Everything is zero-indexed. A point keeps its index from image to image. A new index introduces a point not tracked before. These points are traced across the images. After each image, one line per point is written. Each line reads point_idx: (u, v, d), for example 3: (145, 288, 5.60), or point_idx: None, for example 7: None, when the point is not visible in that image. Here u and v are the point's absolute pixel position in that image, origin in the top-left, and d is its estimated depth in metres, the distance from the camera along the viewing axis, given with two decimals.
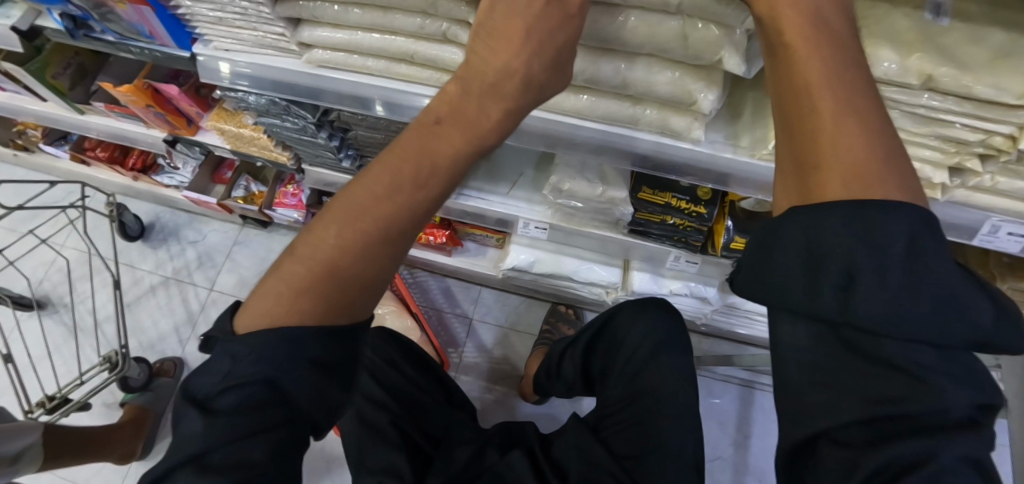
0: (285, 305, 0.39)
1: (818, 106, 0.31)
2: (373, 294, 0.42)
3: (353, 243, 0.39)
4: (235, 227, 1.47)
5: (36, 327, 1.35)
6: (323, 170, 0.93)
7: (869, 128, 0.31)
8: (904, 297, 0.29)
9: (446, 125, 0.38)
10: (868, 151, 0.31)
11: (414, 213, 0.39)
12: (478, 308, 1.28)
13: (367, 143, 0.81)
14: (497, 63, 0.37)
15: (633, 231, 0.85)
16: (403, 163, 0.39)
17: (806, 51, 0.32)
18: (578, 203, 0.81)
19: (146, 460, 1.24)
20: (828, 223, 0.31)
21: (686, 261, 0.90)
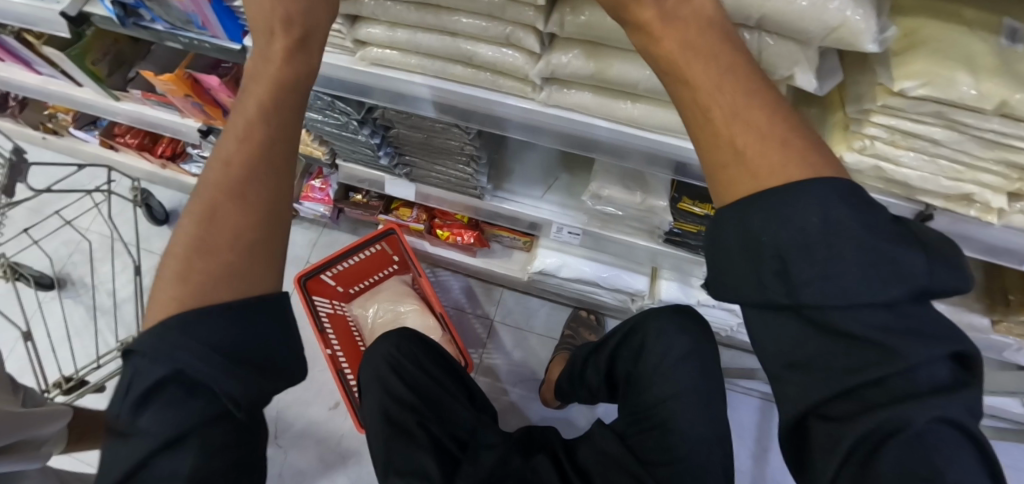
0: (161, 300, 0.35)
1: (711, 112, 0.32)
2: (259, 262, 0.37)
3: (207, 214, 0.37)
4: None
5: (58, 309, 1.35)
6: (354, 166, 0.91)
7: (759, 120, 0.32)
8: (828, 270, 0.29)
9: (255, 85, 0.40)
10: (765, 141, 0.32)
11: (253, 160, 0.38)
12: (498, 309, 1.28)
13: (408, 142, 0.78)
14: (262, 17, 0.41)
15: (670, 241, 0.85)
16: (233, 130, 0.39)
17: (691, 65, 0.33)
18: (616, 210, 0.80)
19: None
20: (757, 209, 0.31)
21: None
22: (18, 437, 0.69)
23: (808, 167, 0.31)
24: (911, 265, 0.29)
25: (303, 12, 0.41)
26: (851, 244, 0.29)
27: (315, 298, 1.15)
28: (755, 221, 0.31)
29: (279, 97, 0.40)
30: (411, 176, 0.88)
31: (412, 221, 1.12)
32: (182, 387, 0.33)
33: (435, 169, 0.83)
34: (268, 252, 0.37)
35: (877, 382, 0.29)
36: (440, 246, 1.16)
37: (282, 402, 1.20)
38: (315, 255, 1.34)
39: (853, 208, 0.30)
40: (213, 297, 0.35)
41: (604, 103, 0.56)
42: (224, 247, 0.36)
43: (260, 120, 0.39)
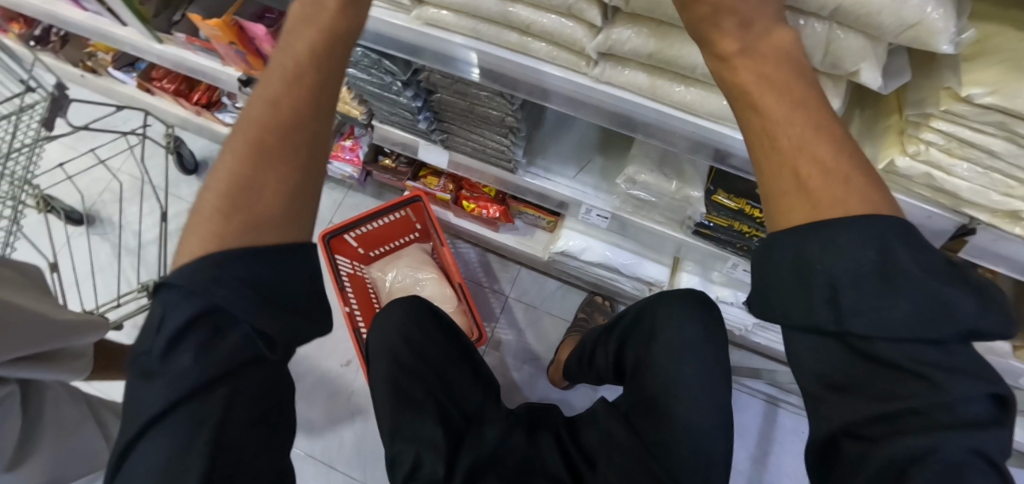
0: (198, 235, 0.36)
1: (778, 143, 0.34)
2: (296, 209, 0.37)
3: (247, 152, 0.37)
4: None
5: (85, 245, 1.38)
6: (390, 128, 0.91)
7: (826, 153, 0.34)
8: (879, 306, 0.31)
9: (303, 31, 0.41)
10: (828, 173, 0.33)
11: (299, 105, 0.39)
12: (515, 286, 1.29)
13: (452, 108, 0.78)
14: None
15: (699, 234, 0.85)
16: (279, 75, 0.40)
17: (764, 97, 0.35)
18: (650, 196, 0.80)
19: None
20: (808, 241, 0.33)
21: (743, 270, 0.90)
22: (62, 343, 0.72)
23: (865, 200, 0.33)
24: (959, 302, 0.30)
25: None
26: (896, 273, 0.31)
27: (338, 257, 1.17)
28: (813, 247, 0.33)
29: (326, 46, 0.41)
30: (447, 145, 0.88)
31: (439, 190, 1.13)
32: (214, 327, 0.34)
33: (472, 138, 0.83)
34: (305, 195, 0.38)
35: (917, 411, 0.30)
36: (464, 218, 1.16)
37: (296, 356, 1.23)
38: (338, 215, 1.35)
39: (911, 249, 0.31)
40: (256, 242, 0.36)
41: (659, 83, 0.56)
42: (264, 188, 0.37)
43: (308, 67, 0.40)
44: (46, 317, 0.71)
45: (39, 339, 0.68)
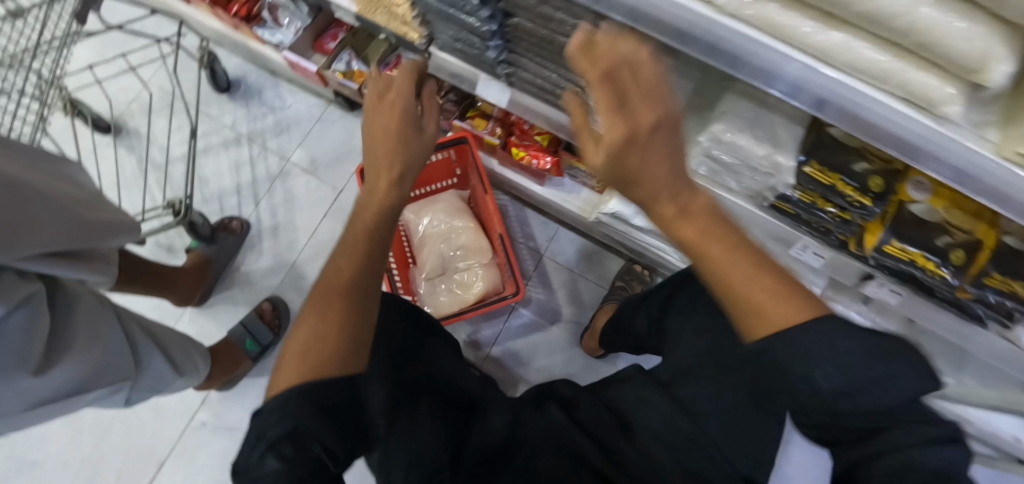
0: (284, 376, 0.39)
1: (730, 284, 0.34)
2: (352, 349, 0.40)
3: (318, 308, 0.41)
4: (321, 101, 1.34)
5: (112, 157, 1.33)
6: (449, 56, 0.83)
7: (773, 283, 0.34)
8: (859, 381, 0.33)
9: (360, 217, 0.49)
10: (770, 295, 0.34)
11: (360, 266, 0.44)
12: (551, 246, 1.23)
13: (527, 37, 0.69)
14: (376, 152, 0.51)
15: (776, 208, 0.78)
16: (344, 251, 0.46)
17: (714, 250, 0.34)
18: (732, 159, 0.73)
19: (200, 309, 1.22)
20: (776, 349, 0.34)
21: (814, 253, 0.83)
22: (86, 246, 0.69)
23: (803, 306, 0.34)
24: (907, 382, 0.33)
25: (408, 148, 0.51)
26: (861, 357, 0.33)
27: None
28: (782, 355, 0.33)
29: (382, 223, 0.48)
30: (511, 83, 0.81)
31: (488, 133, 1.05)
32: (293, 444, 0.37)
33: (541, 73, 0.75)
34: (362, 328, 0.41)
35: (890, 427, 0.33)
36: (510, 168, 1.10)
37: None
38: None
39: (862, 332, 0.34)
40: (326, 375, 0.38)
41: (775, 16, 0.44)
42: (328, 336, 0.40)
43: (364, 239, 0.47)
44: (71, 217, 0.68)
45: (63, 238, 0.65)
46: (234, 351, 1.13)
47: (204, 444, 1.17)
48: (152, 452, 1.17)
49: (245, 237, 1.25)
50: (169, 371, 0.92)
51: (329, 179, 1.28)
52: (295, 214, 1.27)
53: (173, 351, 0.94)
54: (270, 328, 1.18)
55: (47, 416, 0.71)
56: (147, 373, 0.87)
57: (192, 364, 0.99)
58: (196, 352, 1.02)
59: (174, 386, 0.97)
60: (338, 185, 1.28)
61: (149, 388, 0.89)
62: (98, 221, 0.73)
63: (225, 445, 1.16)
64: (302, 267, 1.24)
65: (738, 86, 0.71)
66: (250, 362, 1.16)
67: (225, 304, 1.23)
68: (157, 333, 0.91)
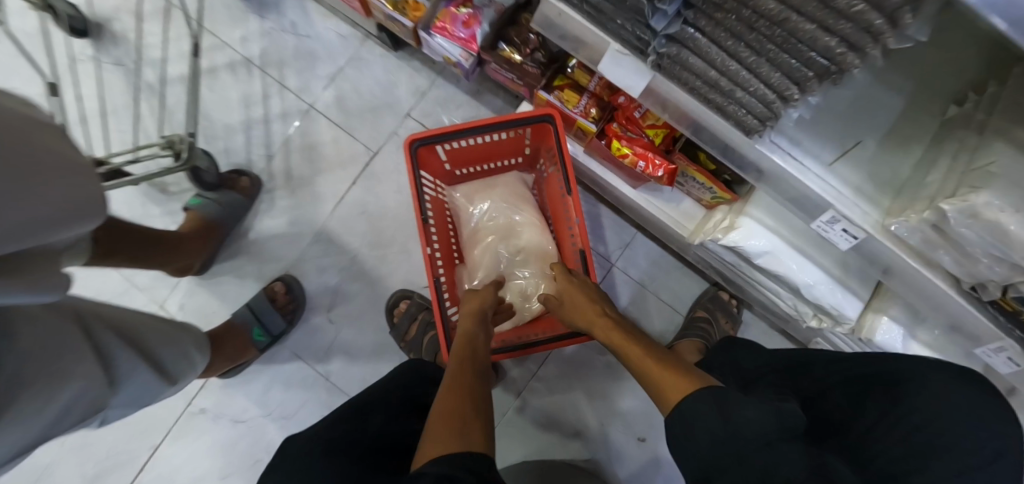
0: (432, 448, 0.51)
1: (653, 375, 0.61)
2: (470, 423, 0.55)
3: (451, 395, 0.60)
4: (356, 33, 1.06)
5: (93, 70, 1.06)
6: (568, 11, 0.56)
7: (675, 375, 0.58)
8: (733, 437, 0.48)
9: (459, 338, 0.74)
10: (678, 380, 0.57)
11: (465, 366, 0.66)
12: (624, 256, 1.02)
13: (730, 12, 0.43)
14: (467, 305, 0.81)
15: (996, 303, 0.57)
16: (454, 365, 0.68)
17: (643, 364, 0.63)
18: (987, 245, 0.49)
19: (200, 278, 1.02)
20: (701, 413, 0.51)
21: (1008, 361, 0.64)
22: (20, 245, 0.46)
23: (693, 382, 0.56)
24: (758, 418, 0.48)
25: (487, 294, 0.82)
26: (722, 417, 0.50)
27: (422, 172, 0.85)
28: (705, 427, 0.50)
29: (472, 345, 0.72)
30: (658, 67, 0.55)
31: (580, 114, 0.80)
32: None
33: (724, 63, 0.48)
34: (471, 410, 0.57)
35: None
36: (601, 160, 0.85)
37: (345, 273, 1.02)
38: (421, 107, 1.03)
39: (734, 403, 0.50)
40: (459, 439, 0.52)
41: None
42: (456, 410, 0.57)
43: (462, 354, 0.70)
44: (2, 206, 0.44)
45: None
46: (238, 337, 0.94)
47: (201, 433, 1.01)
48: (143, 434, 1.01)
49: (255, 199, 1.02)
50: (155, 378, 0.74)
51: (361, 134, 1.03)
52: (317, 173, 1.03)
53: (161, 354, 0.76)
54: (283, 316, 0.98)
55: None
56: (126, 393, 0.70)
57: (185, 365, 0.82)
58: (191, 347, 0.84)
59: (166, 393, 0.81)
60: (372, 145, 1.03)
61: (130, 403, 0.73)
62: (49, 206, 0.50)
63: (227, 435, 1.00)
64: (321, 242, 1.02)
65: (1012, 131, 0.48)
66: (257, 351, 0.98)
67: (229, 275, 1.03)
68: (144, 335, 0.72)
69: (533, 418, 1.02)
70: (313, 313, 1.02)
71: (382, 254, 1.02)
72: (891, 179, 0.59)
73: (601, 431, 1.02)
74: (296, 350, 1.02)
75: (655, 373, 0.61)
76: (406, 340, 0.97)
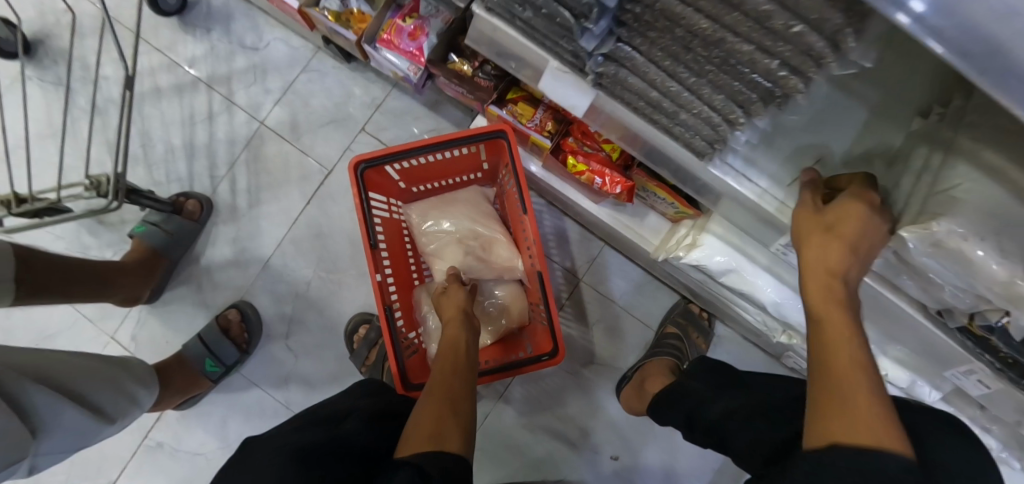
0: (419, 438, 0.52)
1: (839, 353, 0.40)
2: (454, 428, 0.55)
3: (438, 396, 0.60)
4: (307, 45, 1.01)
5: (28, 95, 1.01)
6: (501, 25, 0.52)
7: (864, 382, 0.39)
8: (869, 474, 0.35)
9: (449, 327, 0.73)
10: (881, 420, 0.37)
11: (455, 367, 0.66)
12: (592, 271, 0.99)
13: (663, 30, 0.38)
14: (450, 307, 0.77)
15: (962, 329, 0.54)
16: (443, 365, 0.67)
17: (843, 336, 0.41)
18: (952, 275, 0.46)
19: (150, 306, 0.97)
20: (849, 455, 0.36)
21: (977, 381, 0.61)
22: None
23: (890, 430, 0.37)
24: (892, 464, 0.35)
25: (460, 293, 0.79)
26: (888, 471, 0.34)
27: (372, 195, 0.80)
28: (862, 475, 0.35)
29: (460, 340, 0.70)
30: (598, 85, 0.51)
31: (534, 129, 0.76)
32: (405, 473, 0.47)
33: (664, 83, 0.44)
34: (453, 413, 0.58)
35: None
36: (561, 177, 0.81)
37: (302, 296, 0.97)
38: (376, 122, 0.99)
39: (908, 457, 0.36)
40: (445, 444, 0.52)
41: None
42: (447, 412, 0.57)
43: (450, 345, 0.69)
44: None
45: None
46: (187, 370, 0.90)
47: (158, 468, 0.95)
48: (96, 471, 0.95)
49: (206, 221, 0.98)
50: (90, 421, 0.71)
51: (315, 151, 0.99)
52: (270, 194, 0.99)
53: (94, 394, 0.72)
54: (237, 345, 0.93)
55: None
56: (57, 439, 0.66)
57: (128, 404, 0.78)
58: (131, 384, 0.79)
59: (107, 432, 0.75)
60: (327, 164, 0.99)
61: (65, 447, 0.68)
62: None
63: (185, 470, 0.95)
64: (275, 267, 0.98)
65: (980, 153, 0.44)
66: (210, 382, 0.93)
67: (181, 303, 0.98)
68: (68, 378, 0.69)
69: (505, 441, 0.98)
70: (270, 341, 0.97)
71: (340, 278, 0.98)
72: None
73: (576, 453, 0.98)
74: (254, 378, 0.97)
75: (844, 360, 0.40)
76: (367, 366, 0.92)
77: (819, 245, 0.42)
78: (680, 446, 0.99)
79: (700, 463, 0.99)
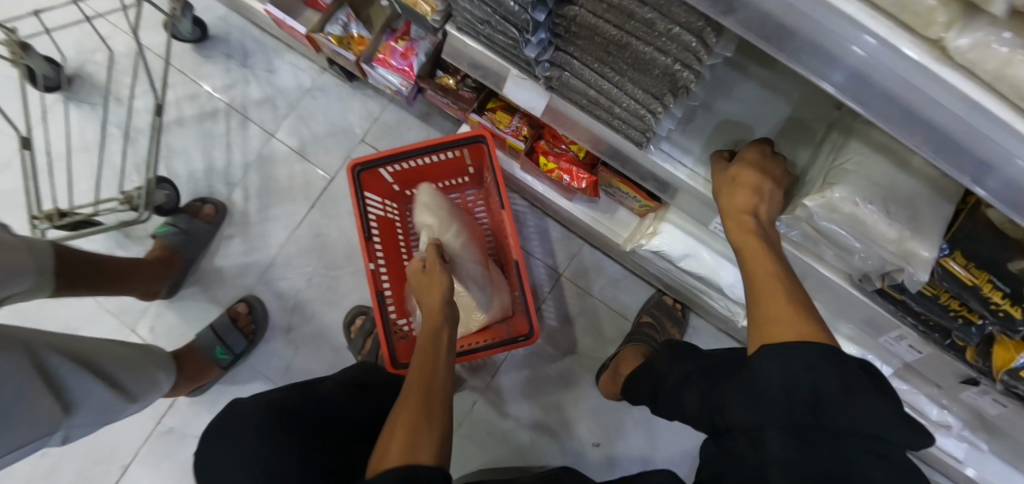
0: (398, 448, 0.48)
1: (759, 271, 0.48)
2: (432, 434, 0.50)
3: (420, 394, 0.56)
4: (313, 66, 1.13)
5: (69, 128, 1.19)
6: (470, 41, 0.63)
7: (783, 289, 0.46)
8: (810, 382, 0.41)
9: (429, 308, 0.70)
10: (805, 318, 0.44)
11: (433, 359, 0.62)
12: (572, 266, 1.07)
13: (585, 38, 0.48)
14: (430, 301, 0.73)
15: (881, 292, 0.61)
16: (421, 359, 0.62)
17: (756, 257, 0.49)
18: (847, 236, 0.53)
19: (167, 302, 1.07)
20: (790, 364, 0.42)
21: (909, 346, 0.67)
22: None
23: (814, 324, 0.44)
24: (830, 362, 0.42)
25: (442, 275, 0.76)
26: (814, 366, 0.42)
27: (367, 194, 0.90)
28: (794, 372, 0.42)
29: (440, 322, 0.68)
30: (549, 88, 0.60)
31: (511, 133, 0.86)
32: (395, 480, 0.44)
33: (597, 83, 0.54)
34: (429, 413, 0.53)
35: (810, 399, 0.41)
36: (536, 177, 0.90)
37: (304, 292, 1.07)
38: (374, 134, 1.09)
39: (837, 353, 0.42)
40: (421, 453, 0.47)
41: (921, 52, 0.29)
42: (431, 415, 0.53)
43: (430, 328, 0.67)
44: None
45: None
46: (199, 358, 0.99)
47: (169, 452, 1.04)
48: (112, 455, 1.04)
49: (220, 225, 1.08)
50: (116, 398, 0.79)
51: (319, 161, 1.10)
52: (277, 201, 1.09)
53: (121, 374, 0.81)
54: (245, 335, 1.02)
55: None
56: (88, 413, 0.74)
57: (148, 385, 0.86)
58: (153, 369, 0.88)
59: (130, 410, 0.84)
60: (329, 172, 1.09)
61: (92, 421, 0.76)
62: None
63: (194, 454, 1.03)
64: (281, 266, 1.07)
65: (869, 133, 0.52)
66: (220, 370, 1.02)
67: (195, 301, 1.08)
68: (100, 359, 0.78)
69: (489, 425, 1.05)
70: (275, 333, 1.06)
71: (340, 275, 1.07)
72: None
73: (558, 437, 1.04)
74: (259, 368, 1.05)
75: (767, 278, 0.48)
76: (362, 354, 1.01)
77: (729, 192, 0.52)
78: (652, 425, 1.04)
79: (677, 447, 1.04)
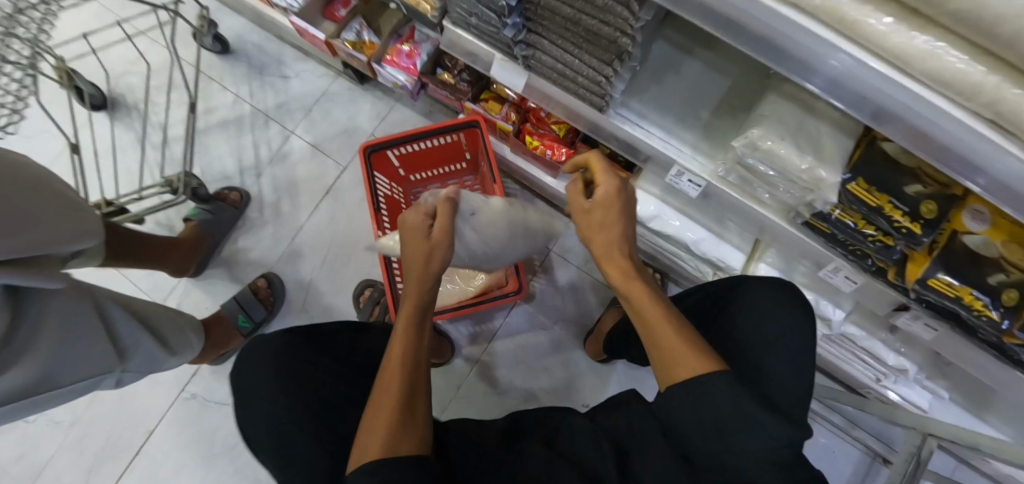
0: (378, 435, 0.50)
1: (647, 317, 0.58)
2: (408, 422, 0.52)
3: (399, 373, 0.57)
4: (328, 73, 1.28)
5: (109, 132, 1.34)
6: (463, 33, 0.76)
7: (669, 325, 0.56)
8: (709, 411, 0.50)
9: (411, 264, 0.69)
10: (691, 348, 0.53)
11: (413, 325, 0.62)
12: (559, 242, 1.19)
13: (549, 18, 0.62)
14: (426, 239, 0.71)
15: (810, 226, 0.71)
16: (402, 323, 0.63)
17: (640, 299, 0.59)
18: (768, 169, 0.65)
19: (195, 280, 1.19)
20: (699, 397, 0.50)
21: (845, 276, 0.76)
22: (43, 252, 0.66)
23: (702, 353, 0.53)
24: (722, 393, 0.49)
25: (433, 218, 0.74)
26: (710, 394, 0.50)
27: (376, 174, 1.03)
28: (701, 409, 0.50)
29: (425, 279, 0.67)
30: (527, 66, 0.74)
31: (501, 119, 0.99)
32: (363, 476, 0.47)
33: (563, 57, 0.67)
34: (409, 401, 0.54)
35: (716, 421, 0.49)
36: (524, 157, 1.03)
37: (318, 270, 1.19)
38: (382, 129, 1.23)
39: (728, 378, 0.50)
40: (399, 444, 0.50)
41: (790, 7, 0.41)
42: (410, 397, 0.55)
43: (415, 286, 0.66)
44: (26, 229, 0.64)
45: (18, 246, 0.61)
46: (225, 326, 1.10)
47: (194, 416, 1.15)
48: (141, 420, 1.15)
49: (244, 211, 1.21)
50: (161, 351, 0.90)
51: (333, 154, 1.23)
52: (295, 191, 1.22)
53: (166, 332, 0.93)
54: (265, 306, 1.14)
55: (13, 414, 0.70)
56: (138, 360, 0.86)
57: (185, 343, 0.97)
58: (190, 332, 0.99)
59: (169, 363, 0.95)
60: (342, 163, 1.23)
61: (141, 369, 0.87)
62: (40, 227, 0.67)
63: (216, 416, 1.14)
64: (298, 247, 1.20)
65: (783, 87, 0.64)
66: (242, 337, 1.13)
67: (220, 280, 1.20)
68: (151, 314, 0.90)
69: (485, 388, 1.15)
70: (293, 307, 1.18)
71: (351, 254, 1.19)
72: (723, 140, 0.74)
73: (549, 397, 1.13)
74: None
75: (652, 317, 0.57)
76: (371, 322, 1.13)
77: (604, 245, 0.64)
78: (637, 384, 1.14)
79: None
